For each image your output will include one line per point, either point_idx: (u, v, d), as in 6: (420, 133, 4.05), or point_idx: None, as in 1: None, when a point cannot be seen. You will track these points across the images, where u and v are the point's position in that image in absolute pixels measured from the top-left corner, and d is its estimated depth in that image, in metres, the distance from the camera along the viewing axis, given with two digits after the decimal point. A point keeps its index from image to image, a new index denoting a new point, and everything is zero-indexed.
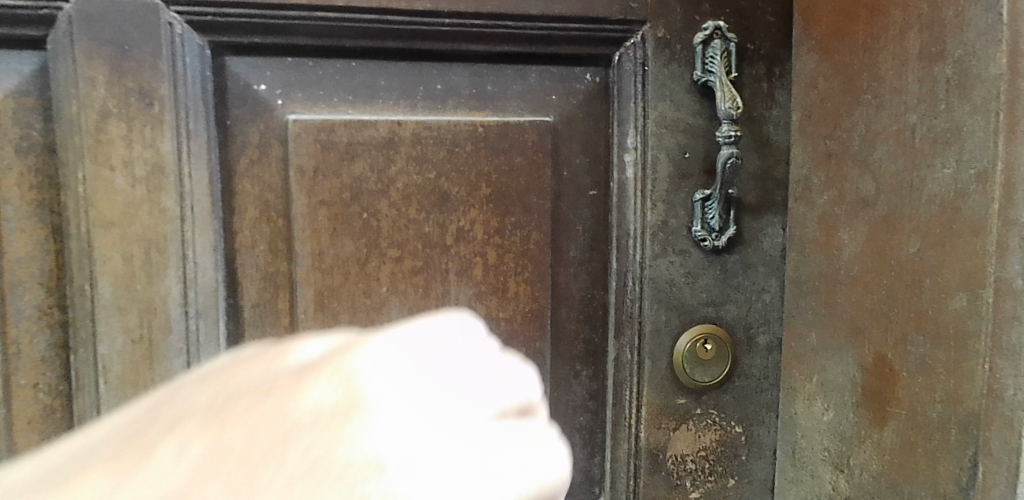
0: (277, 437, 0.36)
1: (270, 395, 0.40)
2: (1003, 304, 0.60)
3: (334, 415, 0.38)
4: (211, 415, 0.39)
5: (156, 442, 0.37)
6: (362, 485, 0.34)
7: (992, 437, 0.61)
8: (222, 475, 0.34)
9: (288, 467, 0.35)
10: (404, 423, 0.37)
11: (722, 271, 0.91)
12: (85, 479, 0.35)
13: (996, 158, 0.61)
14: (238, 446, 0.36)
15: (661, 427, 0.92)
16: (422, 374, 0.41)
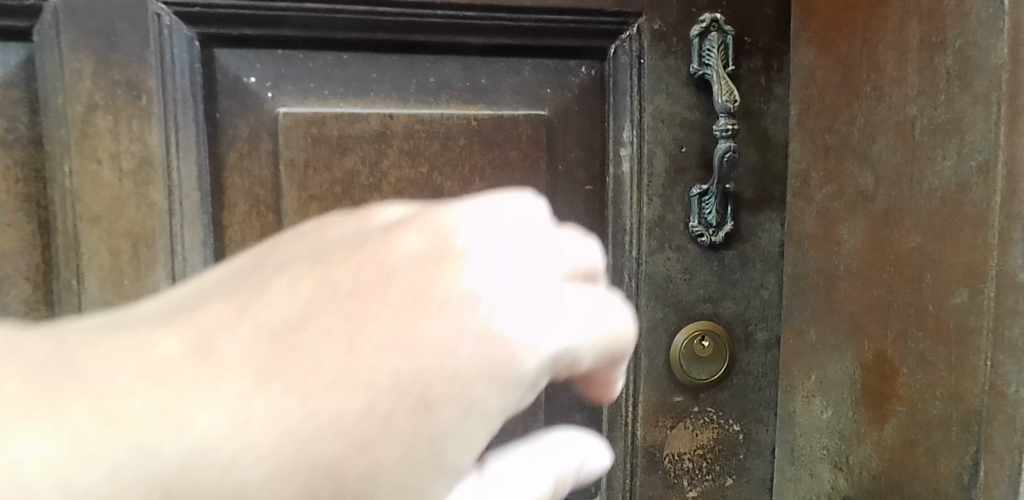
0: (382, 279, 0.37)
1: (366, 247, 0.39)
2: (1005, 298, 0.59)
3: (432, 264, 0.38)
4: (306, 264, 0.38)
5: (259, 283, 0.37)
6: (467, 325, 0.37)
7: (994, 435, 0.60)
8: (337, 318, 0.36)
9: (400, 311, 0.36)
10: (495, 278, 0.38)
11: (719, 266, 0.89)
12: (200, 320, 0.35)
13: (998, 149, 0.59)
14: (343, 288, 0.37)
15: (657, 425, 0.91)
16: (503, 238, 0.40)
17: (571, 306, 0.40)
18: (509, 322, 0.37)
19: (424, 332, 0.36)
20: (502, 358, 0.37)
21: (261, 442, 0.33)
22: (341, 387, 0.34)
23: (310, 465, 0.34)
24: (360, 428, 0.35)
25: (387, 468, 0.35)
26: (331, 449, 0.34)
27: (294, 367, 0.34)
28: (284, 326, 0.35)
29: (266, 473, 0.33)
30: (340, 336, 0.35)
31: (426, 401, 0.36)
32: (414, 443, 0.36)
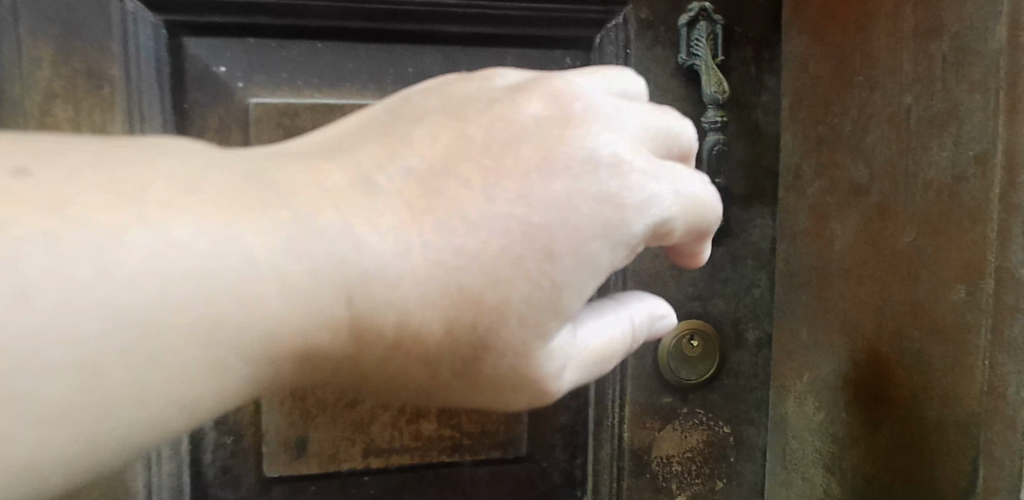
0: (517, 128, 0.43)
1: (492, 105, 0.44)
2: (1004, 295, 0.56)
3: (555, 124, 0.43)
4: (444, 117, 0.44)
5: (405, 133, 0.43)
6: (589, 188, 0.42)
7: (993, 439, 0.57)
8: (477, 162, 0.42)
9: (534, 157, 0.42)
10: (613, 144, 0.43)
11: (709, 264, 0.86)
12: (362, 158, 0.42)
13: (996, 138, 0.56)
14: (477, 143, 0.42)
15: (645, 427, 0.88)
16: (621, 102, 0.45)
17: (672, 169, 0.45)
18: (621, 178, 0.43)
19: (555, 178, 0.41)
20: (614, 204, 0.42)
21: (420, 263, 0.40)
22: (485, 222, 0.41)
23: (458, 286, 0.41)
24: (495, 263, 0.41)
25: (513, 303, 0.41)
26: (472, 276, 0.41)
27: (444, 202, 0.41)
28: (434, 168, 0.42)
29: (422, 288, 0.40)
30: (477, 184, 0.41)
31: (545, 248, 0.41)
32: (541, 279, 0.41)
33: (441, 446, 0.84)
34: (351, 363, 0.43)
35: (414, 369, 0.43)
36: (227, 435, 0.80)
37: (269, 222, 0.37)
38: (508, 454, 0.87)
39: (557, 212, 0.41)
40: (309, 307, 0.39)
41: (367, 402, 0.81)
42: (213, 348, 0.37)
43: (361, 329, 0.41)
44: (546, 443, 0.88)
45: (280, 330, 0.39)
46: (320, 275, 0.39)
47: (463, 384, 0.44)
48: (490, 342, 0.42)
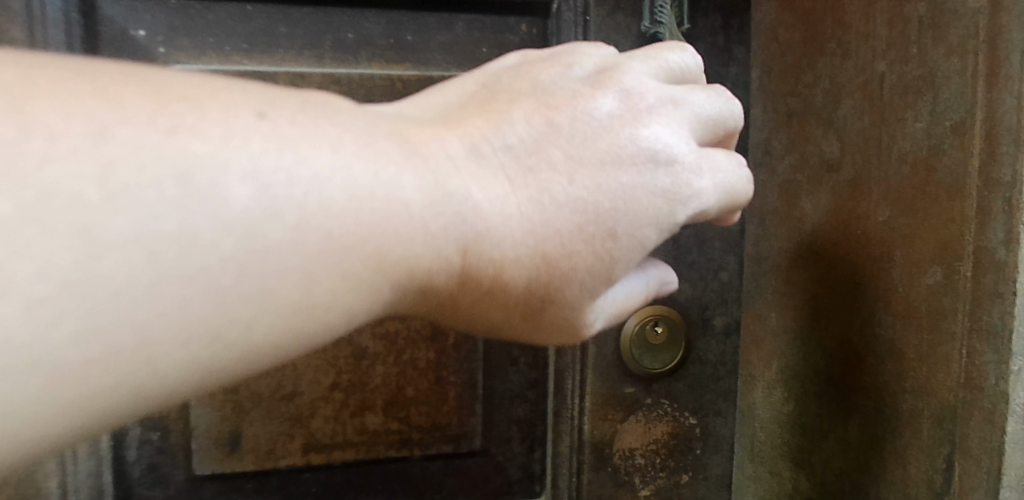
0: (594, 121, 0.46)
1: (576, 95, 0.47)
2: (982, 278, 0.51)
3: (625, 121, 0.46)
4: (535, 100, 0.47)
5: (503, 110, 0.46)
6: (651, 182, 0.46)
7: (970, 433, 0.53)
8: (564, 143, 0.45)
9: (610, 146, 0.46)
10: (670, 140, 0.47)
11: (674, 246, 0.81)
12: (471, 131, 0.45)
13: (974, 106, 0.51)
14: (563, 130, 0.45)
15: (607, 418, 0.84)
16: (676, 94, 0.49)
17: (714, 159, 0.50)
18: (675, 172, 0.47)
19: (627, 169, 0.46)
20: (668, 198, 0.47)
21: (521, 230, 0.43)
22: (567, 202, 0.44)
23: (547, 253, 0.44)
24: (572, 238, 0.45)
25: (583, 274, 0.45)
26: (556, 246, 0.44)
27: (536, 182, 0.44)
28: (529, 146, 0.45)
29: (522, 248, 0.44)
30: (560, 169, 0.44)
31: (612, 230, 0.45)
32: (610, 254, 0.46)
33: (389, 440, 0.79)
34: (447, 301, 0.45)
35: (493, 314, 0.46)
36: (154, 431, 0.75)
37: (427, 177, 0.40)
38: (461, 448, 0.81)
39: (626, 203, 0.46)
40: (438, 249, 0.41)
41: (307, 394, 0.76)
42: (385, 276, 0.38)
43: (472, 267, 0.43)
44: (502, 436, 0.83)
45: (427, 267, 0.41)
46: (452, 230, 0.41)
47: (529, 327, 0.48)
48: (557, 297, 0.46)
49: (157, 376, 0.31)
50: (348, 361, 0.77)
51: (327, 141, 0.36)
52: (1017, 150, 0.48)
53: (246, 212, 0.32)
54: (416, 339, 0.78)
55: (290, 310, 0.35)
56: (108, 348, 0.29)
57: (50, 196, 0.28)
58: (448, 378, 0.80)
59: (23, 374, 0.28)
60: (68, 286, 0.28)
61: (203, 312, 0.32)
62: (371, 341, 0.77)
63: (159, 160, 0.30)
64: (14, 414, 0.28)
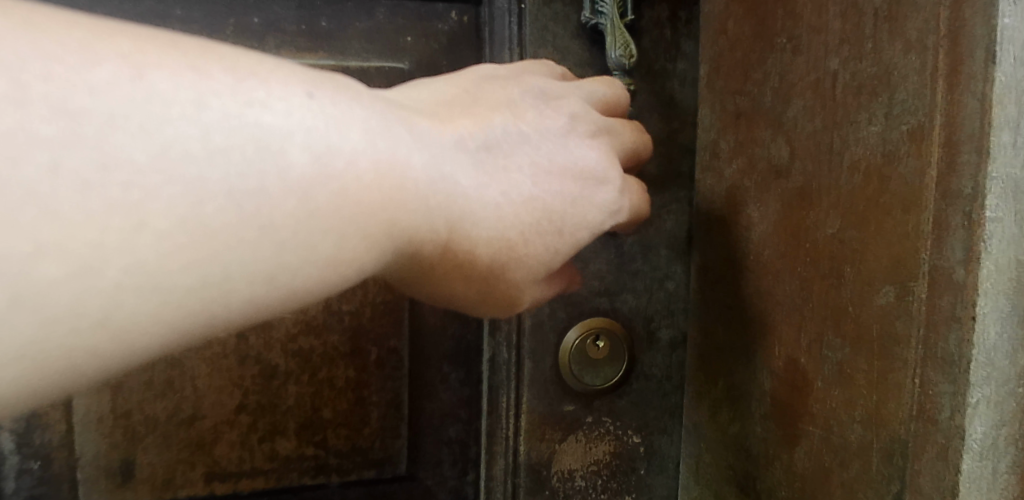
0: (551, 139, 0.49)
1: (544, 111, 0.50)
2: (938, 301, 0.46)
3: (574, 141, 0.50)
4: (510, 109, 0.48)
5: (488, 112, 0.47)
6: (596, 195, 0.51)
7: (923, 470, 0.48)
8: (529, 148, 0.48)
9: (566, 157, 0.49)
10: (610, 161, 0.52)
11: (617, 254, 0.77)
12: (460, 126, 0.45)
13: (933, 109, 0.46)
14: (532, 138, 0.48)
15: (545, 439, 0.77)
16: (614, 122, 0.55)
17: (636, 184, 0.56)
18: (611, 190, 0.52)
19: (580, 182, 0.50)
20: (606, 212, 0.51)
21: (494, 217, 0.45)
22: (532, 198, 0.47)
23: (512, 238, 0.46)
24: (534, 229, 0.47)
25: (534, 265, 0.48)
26: (522, 233, 0.47)
27: (507, 180, 0.46)
28: (502, 148, 0.46)
29: (493, 232, 0.45)
30: (528, 173, 0.47)
31: (562, 232, 0.49)
32: (558, 249, 0.49)
33: (303, 466, 0.72)
34: (422, 270, 0.45)
35: (453, 284, 0.47)
36: (35, 460, 0.66)
37: (428, 158, 0.42)
38: (385, 474, 0.76)
39: (575, 207, 0.49)
40: (430, 218, 0.42)
41: (209, 418, 0.69)
42: (392, 239, 0.40)
43: (455, 242, 0.44)
44: (431, 460, 0.78)
45: (421, 232, 0.42)
46: (447, 206, 0.43)
47: (484, 302, 0.50)
48: (508, 278, 0.48)
49: (228, 309, 0.34)
50: (256, 381, 0.70)
51: (356, 123, 0.38)
52: (979, 159, 0.43)
53: (304, 177, 0.35)
54: (332, 357, 0.72)
55: (326, 262, 0.37)
56: (203, 280, 0.33)
57: (166, 150, 0.31)
58: (369, 397, 0.74)
59: (136, 298, 0.31)
60: (174, 226, 0.31)
61: (265, 257, 0.35)
62: (282, 359, 0.70)
63: (243, 127, 0.33)
64: (123, 334, 0.31)
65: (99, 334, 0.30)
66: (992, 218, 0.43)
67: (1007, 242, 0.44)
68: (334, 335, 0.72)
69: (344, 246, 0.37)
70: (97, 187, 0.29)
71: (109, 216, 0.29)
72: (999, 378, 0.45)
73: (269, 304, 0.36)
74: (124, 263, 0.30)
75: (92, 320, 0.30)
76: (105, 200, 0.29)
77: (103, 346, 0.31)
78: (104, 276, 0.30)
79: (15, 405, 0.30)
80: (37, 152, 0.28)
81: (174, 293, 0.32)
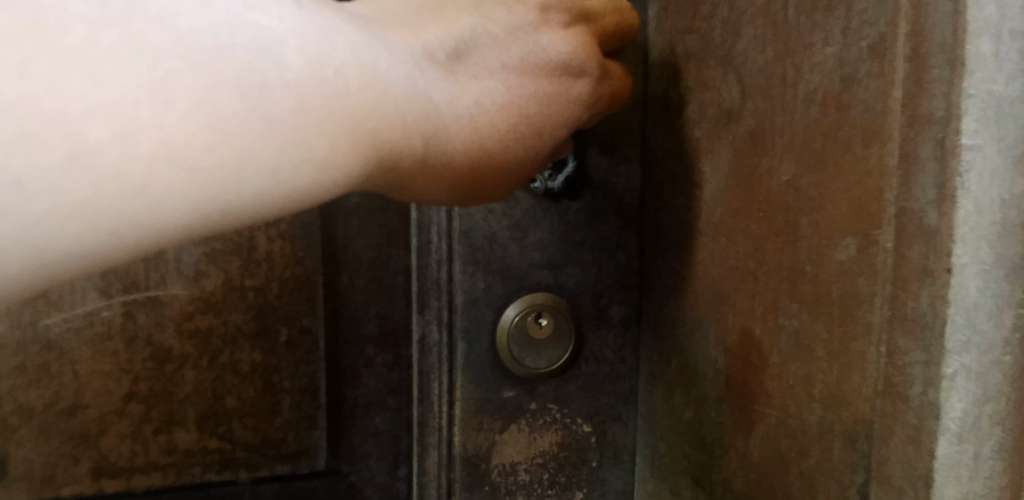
0: (526, 55, 0.52)
1: (520, 32, 0.52)
2: (907, 252, 0.38)
3: (551, 58, 0.53)
4: (488, 29, 0.50)
5: (466, 33, 0.49)
6: (571, 89, 0.55)
7: (892, 458, 0.40)
8: (498, 49, 0.51)
9: (537, 55, 0.52)
10: (585, 54, 0.56)
11: (560, 221, 0.71)
12: (427, 31, 0.46)
13: (897, 16, 0.39)
14: (510, 59, 0.51)
15: (482, 428, 0.71)
16: (591, 7, 0.58)
17: (615, 65, 0.61)
18: (583, 84, 0.56)
19: (554, 78, 0.54)
20: (580, 103, 0.56)
21: (468, 127, 0.47)
22: (505, 104, 0.50)
23: (488, 146, 0.49)
24: (506, 137, 0.51)
25: (508, 164, 0.52)
26: (495, 142, 0.50)
27: (479, 85, 0.49)
28: (470, 49, 0.49)
29: (468, 141, 0.48)
30: (501, 90, 0.50)
31: (536, 132, 0.53)
32: (533, 150, 0.54)
33: (206, 460, 0.67)
34: (397, 184, 0.45)
35: (432, 188, 0.49)
36: None
37: (402, 75, 0.41)
38: (301, 469, 0.71)
39: (547, 105, 0.54)
40: (412, 125, 0.42)
41: (94, 408, 0.63)
42: (378, 151, 0.39)
43: (432, 151, 0.45)
44: (357, 454, 0.72)
45: (401, 147, 0.41)
46: (422, 113, 0.43)
47: (467, 196, 0.53)
48: (484, 176, 0.51)
49: (240, 198, 0.33)
50: (147, 366, 0.65)
51: (343, 37, 0.38)
52: (953, 73, 0.35)
53: (300, 79, 0.34)
54: (238, 337, 0.68)
55: (321, 164, 0.35)
56: (221, 165, 0.31)
57: (182, 38, 0.30)
58: (280, 384, 0.69)
59: (170, 173, 0.30)
60: (196, 110, 0.30)
61: (268, 152, 0.33)
62: (177, 340, 0.65)
63: (244, 27, 0.33)
64: (158, 209, 0.30)
65: (138, 203, 0.29)
66: (971, 146, 0.35)
67: (990, 176, 0.35)
68: (239, 313, 0.67)
69: (334, 152, 0.36)
70: (127, 63, 0.28)
71: (138, 92, 0.28)
72: (980, 345, 0.37)
73: (276, 200, 0.35)
74: (155, 136, 0.29)
75: (131, 189, 0.29)
76: (133, 76, 0.28)
77: (144, 216, 0.30)
78: (140, 149, 0.29)
79: (61, 270, 0.30)
80: (75, 27, 0.28)
81: (198, 175, 0.31)
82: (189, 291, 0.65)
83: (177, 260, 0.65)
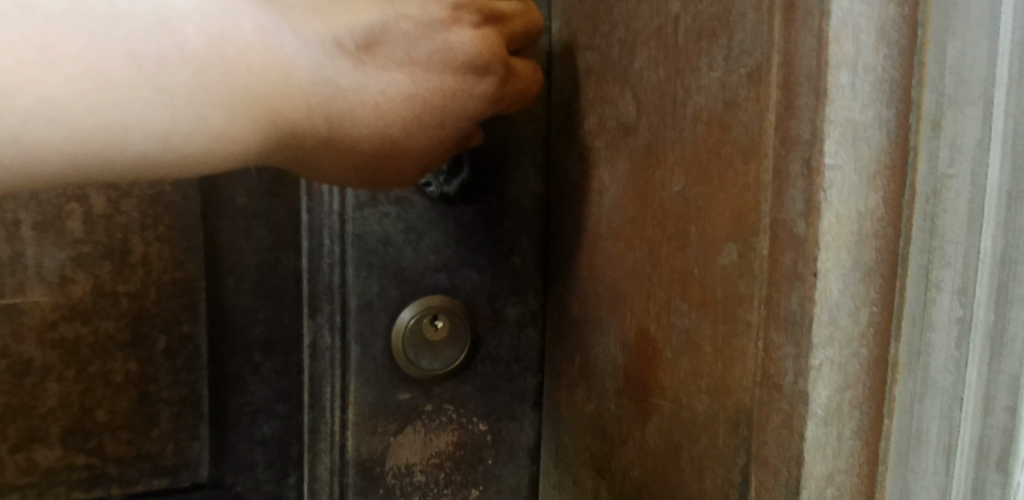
0: (436, 51, 0.52)
1: (435, 28, 0.53)
2: (780, 258, 0.43)
3: (463, 53, 0.53)
4: (400, 20, 0.51)
5: (377, 24, 0.49)
6: (481, 85, 0.55)
7: (768, 441, 0.44)
8: (407, 44, 0.51)
9: (444, 53, 0.53)
10: (497, 50, 0.56)
11: (455, 225, 0.71)
12: (337, 18, 0.47)
13: (771, 48, 0.43)
14: (422, 53, 0.52)
15: (376, 432, 0.70)
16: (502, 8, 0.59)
17: (523, 63, 0.62)
18: (493, 82, 0.56)
19: (464, 74, 0.54)
20: (488, 99, 0.56)
21: (373, 113, 0.49)
22: (411, 95, 0.51)
23: (394, 134, 0.50)
24: (412, 127, 0.51)
25: (414, 154, 0.53)
26: (401, 133, 0.51)
27: (387, 76, 0.50)
28: (376, 35, 0.49)
29: (372, 127, 0.49)
30: (407, 81, 0.51)
31: (441, 125, 0.54)
32: (438, 141, 0.54)
33: (73, 478, 0.63)
34: (300, 162, 0.48)
35: (333, 169, 0.50)
36: None
37: (311, 61, 0.44)
38: (181, 482, 0.68)
39: (456, 99, 0.54)
40: (315, 109, 0.45)
41: None
42: (274, 129, 0.42)
43: (338, 135, 0.47)
44: (242, 463, 0.70)
45: (302, 127, 0.44)
46: (327, 96, 0.45)
47: (369, 179, 0.54)
48: (388, 163, 0.52)
49: (124, 156, 0.37)
50: (3, 379, 0.60)
51: (250, 18, 0.41)
52: (817, 101, 0.40)
53: (199, 54, 0.37)
54: (108, 346, 0.63)
55: (212, 136, 0.39)
56: (104, 125, 0.35)
57: (75, 6, 0.34)
58: (157, 395, 0.65)
59: (47, 127, 0.33)
60: (82, 73, 0.34)
61: (158, 117, 0.37)
62: (39, 351, 0.61)
63: (144, 1, 0.36)
64: (35, 154, 0.34)
65: (11, 150, 0.33)
66: (832, 166, 0.40)
67: (848, 194, 0.41)
68: (109, 321, 0.63)
69: (229, 127, 0.40)
70: (15, 22, 0.32)
71: (22, 50, 0.32)
72: (840, 338, 0.42)
73: (164, 163, 0.38)
74: (36, 94, 0.33)
75: (4, 138, 0.33)
76: (17, 35, 0.32)
77: (11, 166, 0.33)
78: (20, 103, 0.32)
79: None
80: None
81: (79, 130, 0.34)
82: (51, 297, 0.61)
83: (38, 264, 0.60)
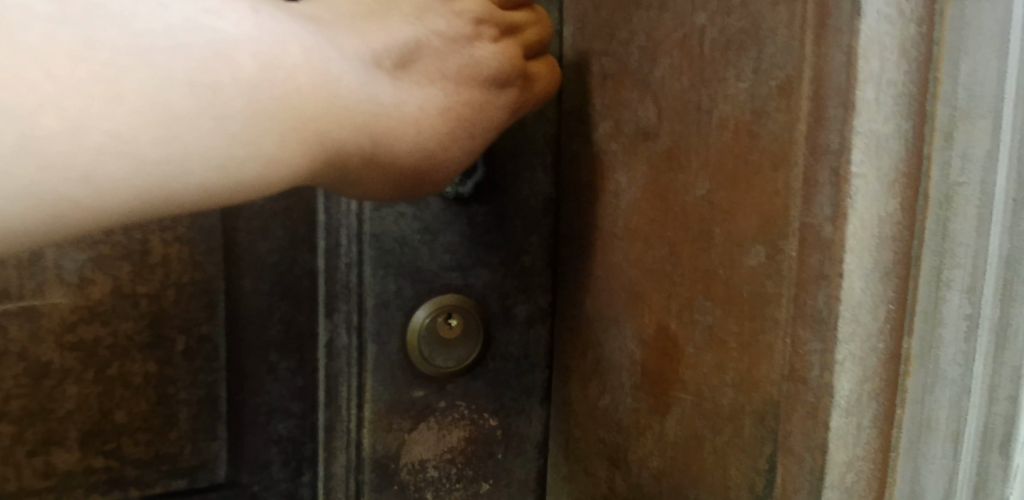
0: (461, 65, 0.54)
1: (459, 44, 0.54)
2: (808, 259, 0.46)
3: (484, 67, 0.55)
4: (425, 35, 0.52)
5: (409, 39, 0.50)
6: (501, 97, 0.57)
7: (793, 431, 0.47)
8: (438, 60, 0.53)
9: (471, 67, 0.54)
10: (516, 63, 0.58)
11: (469, 224, 0.73)
12: (370, 36, 0.48)
13: (802, 62, 0.46)
14: (450, 67, 0.53)
15: (392, 429, 0.71)
16: (518, 17, 0.59)
17: (540, 65, 0.62)
18: (512, 93, 0.58)
19: (485, 87, 0.56)
20: (507, 110, 0.58)
21: (412, 127, 0.50)
22: (443, 109, 0.52)
23: (433, 146, 0.52)
24: (445, 139, 0.53)
25: (445, 165, 0.55)
26: (435, 144, 0.52)
27: (422, 92, 0.51)
28: (410, 51, 0.51)
29: (409, 140, 0.50)
30: (437, 93, 0.52)
31: (467, 137, 0.55)
32: (464, 154, 0.56)
33: (90, 481, 0.63)
34: (346, 180, 0.49)
35: (378, 180, 0.51)
36: None
37: (356, 80, 0.45)
38: (199, 483, 0.68)
39: (480, 112, 0.56)
40: (361, 126, 0.45)
41: None
42: (324, 149, 0.43)
43: (380, 151, 0.48)
44: (257, 462, 0.71)
45: (349, 146, 0.45)
46: (370, 114, 0.46)
47: (405, 193, 0.55)
48: (423, 176, 0.54)
49: (186, 186, 0.37)
50: (20, 383, 0.59)
51: (297, 39, 0.41)
52: (846, 113, 0.43)
53: (253, 79, 0.38)
54: (127, 347, 0.63)
55: (266, 161, 0.40)
56: (167, 155, 0.36)
57: (137, 38, 0.34)
58: (175, 395, 0.66)
59: (114, 161, 0.34)
60: (145, 105, 0.34)
61: (216, 144, 0.37)
62: (57, 354, 0.60)
63: (199, 30, 0.37)
64: (105, 188, 0.34)
65: (81, 188, 0.33)
66: (858, 174, 0.43)
67: (871, 199, 0.43)
68: (128, 322, 0.63)
69: (282, 149, 0.40)
70: (82, 59, 0.32)
71: (90, 87, 0.32)
72: (861, 334, 0.45)
73: (223, 190, 0.39)
74: (104, 130, 0.33)
75: (76, 173, 0.33)
76: (86, 73, 0.32)
77: (83, 202, 0.34)
78: (89, 139, 0.33)
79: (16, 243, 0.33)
80: (37, 25, 0.31)
81: (146, 162, 0.35)
82: (70, 299, 0.60)
83: (56, 266, 0.60)
